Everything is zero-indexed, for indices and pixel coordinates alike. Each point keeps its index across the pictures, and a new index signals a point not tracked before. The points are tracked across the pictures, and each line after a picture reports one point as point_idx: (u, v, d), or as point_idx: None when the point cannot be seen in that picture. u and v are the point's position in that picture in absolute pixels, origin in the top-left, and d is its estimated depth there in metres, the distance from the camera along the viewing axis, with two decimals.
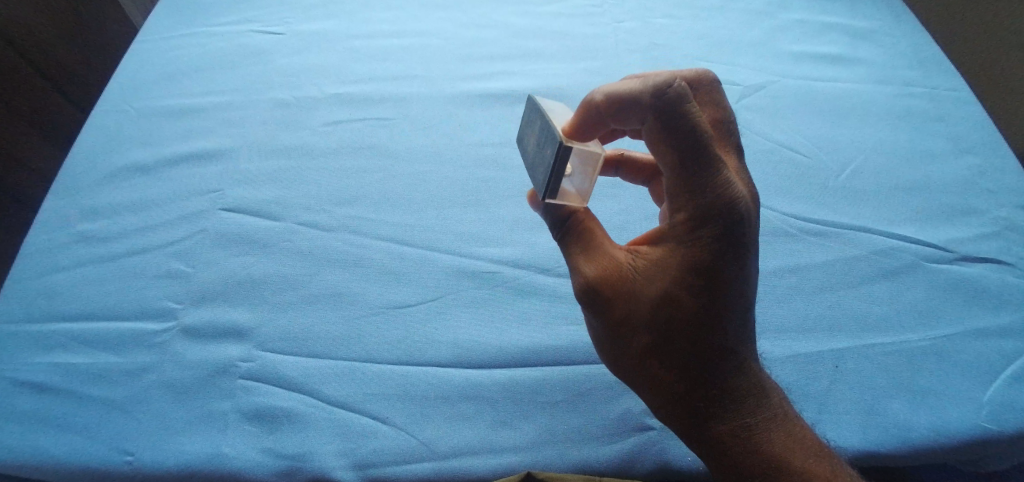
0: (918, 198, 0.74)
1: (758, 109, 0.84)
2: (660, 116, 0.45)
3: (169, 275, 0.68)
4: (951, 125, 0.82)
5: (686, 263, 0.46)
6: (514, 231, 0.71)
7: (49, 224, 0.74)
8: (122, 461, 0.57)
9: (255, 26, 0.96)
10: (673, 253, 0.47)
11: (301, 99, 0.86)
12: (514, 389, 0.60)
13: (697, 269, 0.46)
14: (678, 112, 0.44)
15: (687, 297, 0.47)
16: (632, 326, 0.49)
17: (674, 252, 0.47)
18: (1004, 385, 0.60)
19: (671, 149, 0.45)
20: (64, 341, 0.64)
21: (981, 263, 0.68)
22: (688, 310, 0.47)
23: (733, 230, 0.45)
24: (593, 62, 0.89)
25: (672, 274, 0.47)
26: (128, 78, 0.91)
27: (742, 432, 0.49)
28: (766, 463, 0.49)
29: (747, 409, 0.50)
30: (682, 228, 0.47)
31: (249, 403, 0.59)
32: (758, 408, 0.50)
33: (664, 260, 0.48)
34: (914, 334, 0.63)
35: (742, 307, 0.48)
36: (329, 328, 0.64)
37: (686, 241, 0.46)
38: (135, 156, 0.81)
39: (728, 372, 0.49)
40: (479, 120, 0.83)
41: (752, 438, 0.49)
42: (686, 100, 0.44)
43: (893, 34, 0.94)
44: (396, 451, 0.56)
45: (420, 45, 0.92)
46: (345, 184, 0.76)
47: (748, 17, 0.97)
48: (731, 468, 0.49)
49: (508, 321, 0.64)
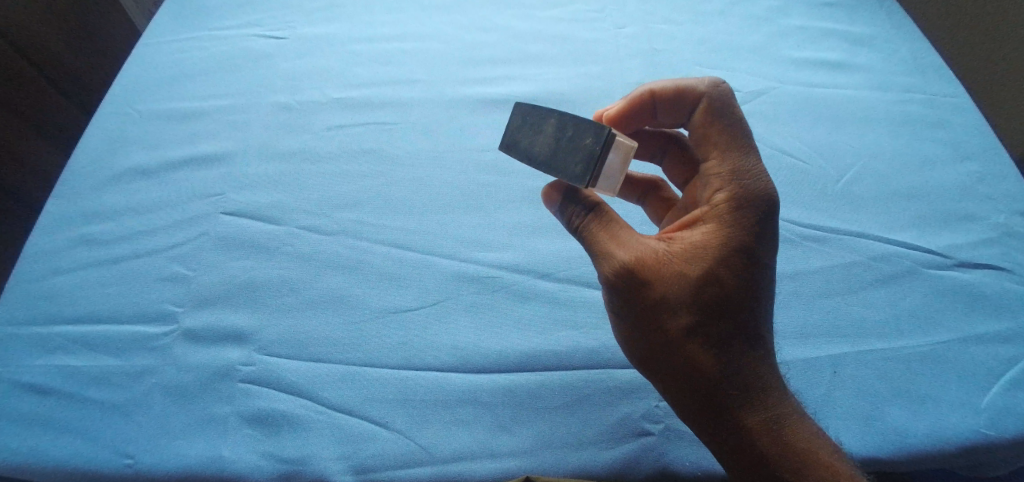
0: (916, 204, 0.75)
1: (758, 115, 0.84)
2: (711, 108, 0.55)
3: (170, 278, 0.69)
4: (950, 131, 0.82)
5: (728, 241, 0.51)
6: (514, 235, 0.71)
7: (52, 227, 0.75)
8: (121, 464, 0.58)
9: (258, 30, 0.97)
10: (713, 235, 0.51)
11: (302, 103, 0.86)
12: (514, 393, 0.60)
13: (737, 248, 0.51)
14: (725, 110, 0.55)
15: (727, 277, 0.51)
16: (668, 309, 0.51)
17: (714, 233, 0.51)
18: (1003, 391, 0.60)
19: (718, 137, 0.55)
20: (65, 343, 0.65)
21: (980, 269, 0.69)
22: (726, 291, 0.51)
23: (765, 216, 0.52)
24: (594, 67, 0.90)
25: (713, 254, 0.51)
26: (131, 81, 0.91)
27: (774, 421, 0.50)
28: (798, 452, 0.49)
29: (778, 398, 0.51)
30: (722, 211, 0.52)
31: (249, 406, 0.59)
32: (786, 399, 0.52)
33: (704, 242, 0.51)
34: (912, 340, 0.64)
35: (767, 298, 0.52)
36: (330, 332, 0.64)
37: (729, 220, 0.51)
38: (137, 159, 0.81)
39: (757, 359, 0.52)
40: (480, 124, 0.83)
41: (783, 428, 0.50)
42: (731, 101, 0.56)
43: (892, 40, 0.94)
44: (396, 455, 0.57)
45: (422, 50, 0.92)
46: (346, 188, 0.76)
47: (748, 22, 0.97)
48: (763, 455, 0.50)
49: (508, 326, 0.64)
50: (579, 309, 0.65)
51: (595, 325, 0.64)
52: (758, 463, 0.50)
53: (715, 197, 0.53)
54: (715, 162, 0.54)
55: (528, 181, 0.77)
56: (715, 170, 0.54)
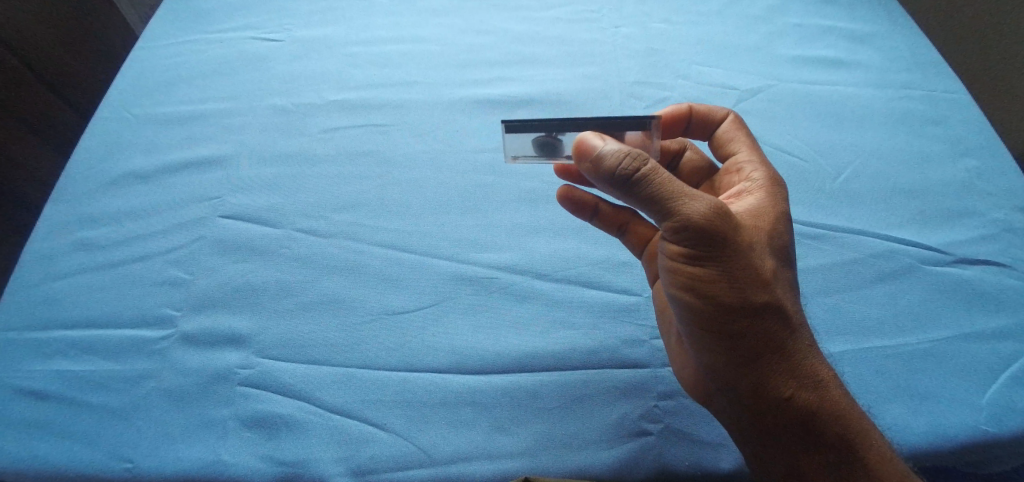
0: (916, 201, 0.75)
1: (756, 114, 0.84)
2: (739, 122, 0.68)
3: (169, 282, 0.69)
4: (949, 128, 0.82)
5: (780, 207, 0.58)
6: (513, 235, 0.71)
7: (50, 231, 0.75)
8: (120, 468, 0.58)
9: (255, 33, 0.97)
10: (767, 201, 0.58)
11: (301, 105, 0.86)
12: (513, 393, 0.60)
13: (787, 212, 0.59)
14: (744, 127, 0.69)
15: (786, 233, 0.57)
16: (751, 254, 0.52)
17: (767, 200, 0.59)
18: (1004, 387, 0.60)
19: (749, 139, 0.66)
20: (62, 348, 0.65)
21: (979, 265, 0.69)
22: (787, 246, 0.56)
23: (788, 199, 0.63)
24: (592, 67, 0.90)
25: (773, 213, 0.57)
26: (129, 85, 0.91)
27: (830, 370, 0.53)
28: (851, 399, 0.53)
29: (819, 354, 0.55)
30: (769, 184, 0.60)
31: (248, 409, 0.59)
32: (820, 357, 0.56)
33: (762, 206, 0.58)
34: (913, 337, 0.63)
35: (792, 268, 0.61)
36: (329, 334, 0.64)
37: (775, 190, 0.60)
38: (136, 163, 0.81)
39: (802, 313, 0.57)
40: (479, 125, 0.83)
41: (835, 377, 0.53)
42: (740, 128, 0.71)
43: (890, 37, 0.94)
44: (395, 457, 0.57)
45: (419, 52, 0.92)
46: (344, 190, 0.76)
47: (746, 21, 0.97)
48: (833, 402, 0.51)
49: (507, 326, 0.64)
50: (578, 309, 0.65)
51: (593, 325, 0.64)
52: (832, 407, 0.51)
53: (755, 175, 0.62)
54: (748, 154, 0.65)
55: (526, 182, 0.77)
56: (750, 158, 0.64)
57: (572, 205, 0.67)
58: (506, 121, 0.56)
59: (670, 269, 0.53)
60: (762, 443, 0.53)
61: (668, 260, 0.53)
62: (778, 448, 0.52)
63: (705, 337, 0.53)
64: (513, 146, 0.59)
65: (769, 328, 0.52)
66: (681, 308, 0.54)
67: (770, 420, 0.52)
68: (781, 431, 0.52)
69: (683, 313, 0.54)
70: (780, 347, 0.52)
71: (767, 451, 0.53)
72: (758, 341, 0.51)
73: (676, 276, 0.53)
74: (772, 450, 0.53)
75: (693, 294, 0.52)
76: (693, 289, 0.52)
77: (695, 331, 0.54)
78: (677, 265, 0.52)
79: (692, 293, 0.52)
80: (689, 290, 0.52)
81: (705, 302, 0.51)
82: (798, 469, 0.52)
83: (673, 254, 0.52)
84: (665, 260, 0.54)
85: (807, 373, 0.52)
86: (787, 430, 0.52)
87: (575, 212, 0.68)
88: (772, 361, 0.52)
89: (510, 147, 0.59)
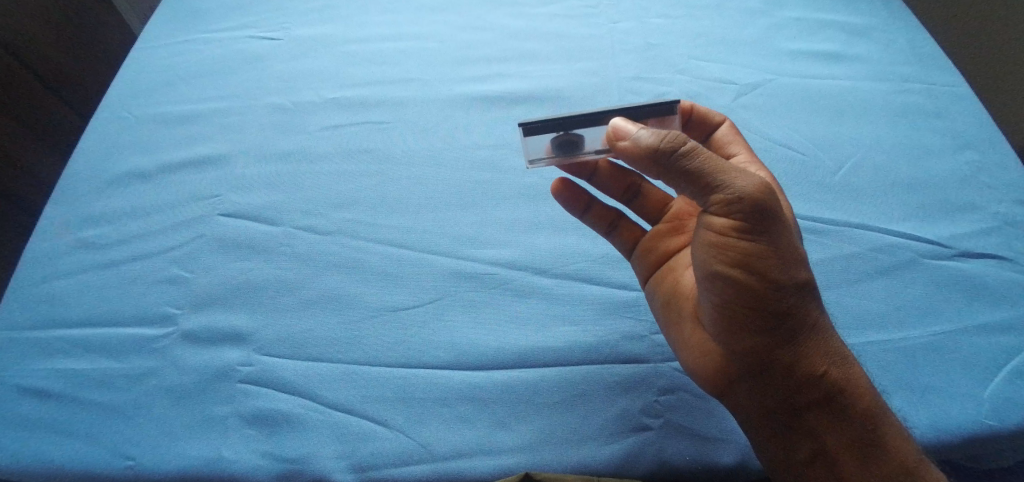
0: (916, 195, 0.74)
1: (755, 108, 0.84)
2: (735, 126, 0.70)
3: (169, 280, 0.69)
4: (949, 121, 0.82)
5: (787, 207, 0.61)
6: (512, 232, 0.71)
7: (50, 231, 0.75)
8: (122, 466, 0.58)
9: (253, 32, 0.97)
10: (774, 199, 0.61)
11: (299, 103, 0.86)
12: (513, 389, 0.60)
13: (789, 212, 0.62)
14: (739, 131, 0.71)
15: (795, 228, 0.59)
16: (792, 232, 0.52)
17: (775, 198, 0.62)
18: (1006, 380, 0.60)
19: (746, 143, 0.69)
20: (63, 346, 0.65)
21: (980, 258, 0.68)
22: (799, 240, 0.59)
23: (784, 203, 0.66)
24: (590, 62, 0.89)
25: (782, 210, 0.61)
26: (128, 85, 0.91)
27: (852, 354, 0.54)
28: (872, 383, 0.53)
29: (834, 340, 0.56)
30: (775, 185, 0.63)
31: (248, 406, 0.60)
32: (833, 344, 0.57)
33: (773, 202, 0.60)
34: (914, 331, 0.63)
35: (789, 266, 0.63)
36: (328, 331, 0.64)
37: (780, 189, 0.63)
38: (135, 162, 0.81)
39: None
40: (477, 121, 0.83)
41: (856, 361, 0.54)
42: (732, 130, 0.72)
43: (891, 30, 0.94)
44: (395, 453, 0.57)
45: (417, 49, 0.92)
46: (343, 187, 0.76)
47: (744, 15, 0.97)
48: (860, 383, 0.52)
49: (506, 322, 0.64)
50: (578, 304, 0.65)
51: (593, 321, 0.64)
52: (860, 388, 0.52)
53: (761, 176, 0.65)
54: (748, 157, 0.67)
55: (526, 178, 0.76)
56: (750, 160, 0.67)
57: (567, 200, 0.67)
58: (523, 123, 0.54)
59: (712, 247, 0.51)
60: (790, 427, 0.53)
61: (710, 237, 0.51)
62: (806, 432, 0.52)
63: (747, 318, 0.51)
64: (533, 147, 0.57)
65: (809, 307, 0.52)
66: (723, 289, 0.52)
67: (802, 402, 0.52)
68: (812, 413, 0.52)
69: (725, 294, 0.52)
70: (816, 328, 0.52)
71: (795, 436, 0.52)
72: (798, 320, 0.51)
73: (722, 254, 0.51)
74: (800, 434, 0.52)
75: (743, 271, 0.50)
76: (743, 266, 0.50)
77: (735, 312, 0.52)
78: (724, 241, 0.50)
79: (740, 271, 0.50)
80: (738, 267, 0.50)
81: (754, 280, 0.50)
82: (826, 452, 0.51)
83: (720, 230, 0.50)
84: (706, 237, 0.52)
85: (837, 355, 0.52)
86: (816, 411, 0.52)
87: (569, 206, 0.68)
88: (808, 341, 0.52)
89: (531, 149, 0.57)
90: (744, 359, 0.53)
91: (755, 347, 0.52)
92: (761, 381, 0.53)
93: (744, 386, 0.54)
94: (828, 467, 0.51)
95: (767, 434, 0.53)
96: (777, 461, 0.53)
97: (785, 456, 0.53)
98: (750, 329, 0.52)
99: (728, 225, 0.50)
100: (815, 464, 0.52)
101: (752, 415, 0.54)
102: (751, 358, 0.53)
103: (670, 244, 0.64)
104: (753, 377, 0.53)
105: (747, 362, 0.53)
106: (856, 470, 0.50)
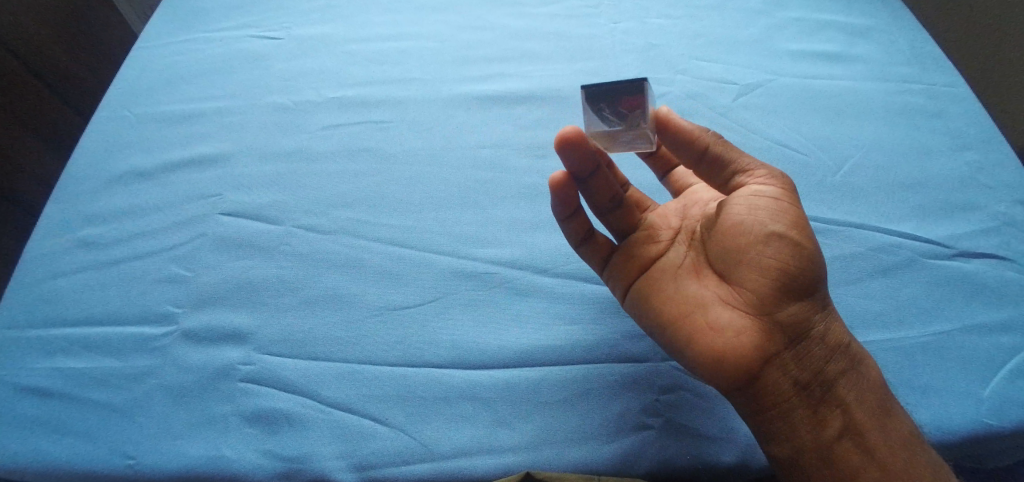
0: (916, 195, 0.74)
1: (756, 108, 0.84)
2: None
3: (169, 279, 0.69)
4: (949, 122, 0.82)
5: None
6: (512, 231, 0.71)
7: (50, 230, 0.75)
8: (121, 464, 0.58)
9: (254, 31, 0.97)
10: None
11: (300, 102, 0.86)
12: (514, 388, 0.60)
13: None
14: None
15: None
16: None
17: None
18: (1005, 380, 0.60)
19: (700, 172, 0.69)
20: (64, 345, 0.65)
21: (980, 258, 0.68)
22: None
23: None
24: (590, 62, 0.89)
25: None
26: (129, 84, 0.91)
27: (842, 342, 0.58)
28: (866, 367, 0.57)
29: None
30: None
31: (248, 405, 0.60)
32: None
33: None
34: (913, 330, 0.63)
35: None
36: (329, 330, 0.64)
37: None
38: (136, 161, 0.81)
39: None
40: (478, 121, 0.83)
41: None
42: None
43: (890, 31, 0.94)
44: (395, 452, 0.57)
45: (418, 48, 0.92)
46: (343, 186, 0.76)
47: (745, 16, 0.97)
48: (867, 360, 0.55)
49: (507, 321, 0.64)
50: (578, 303, 0.65)
51: (593, 320, 0.64)
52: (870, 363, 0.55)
53: None
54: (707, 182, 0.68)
55: (526, 178, 0.77)
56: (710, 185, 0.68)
57: (556, 199, 0.60)
58: (585, 88, 0.55)
59: (767, 211, 0.53)
60: (817, 402, 0.52)
61: (763, 202, 0.54)
62: (833, 406, 0.52)
63: (801, 280, 0.52)
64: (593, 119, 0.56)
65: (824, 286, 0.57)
66: (782, 251, 0.52)
67: (830, 373, 0.53)
68: (838, 386, 0.52)
69: (783, 256, 0.52)
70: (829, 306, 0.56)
71: (823, 411, 0.52)
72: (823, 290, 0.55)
73: (778, 216, 0.53)
74: (828, 408, 0.52)
75: (798, 233, 0.53)
76: (799, 228, 0.53)
77: (791, 275, 0.52)
78: (779, 205, 0.54)
79: (797, 232, 0.53)
80: (796, 228, 0.53)
81: (807, 243, 0.53)
82: (858, 427, 0.51)
83: (776, 196, 0.54)
84: (758, 203, 0.54)
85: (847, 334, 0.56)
86: (846, 384, 0.53)
87: (555, 207, 0.61)
88: (832, 315, 0.55)
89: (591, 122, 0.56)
90: (784, 330, 0.52)
91: (796, 315, 0.53)
92: (795, 353, 0.52)
93: (778, 362, 0.52)
94: (858, 440, 0.51)
95: (798, 411, 0.52)
96: (806, 442, 0.51)
97: (817, 433, 0.51)
98: (797, 294, 0.52)
99: (778, 192, 0.54)
100: (844, 439, 0.51)
101: (785, 393, 0.52)
102: (791, 328, 0.52)
103: (648, 249, 0.60)
104: (789, 350, 0.52)
105: (784, 334, 0.52)
106: (884, 439, 0.51)
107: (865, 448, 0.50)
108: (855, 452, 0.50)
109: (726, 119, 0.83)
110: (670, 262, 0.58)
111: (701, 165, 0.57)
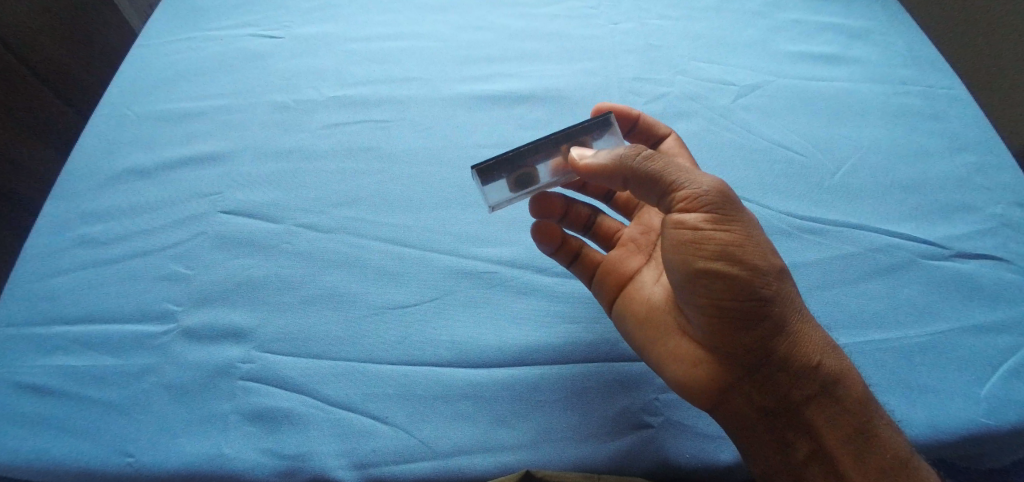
0: (914, 196, 0.75)
1: (755, 109, 0.84)
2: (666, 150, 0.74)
3: (169, 276, 0.69)
4: (946, 123, 0.83)
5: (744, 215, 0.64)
6: (512, 230, 0.71)
7: (50, 228, 0.75)
8: (121, 462, 0.58)
9: (253, 30, 0.97)
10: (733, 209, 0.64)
11: (301, 101, 0.86)
12: (514, 386, 0.60)
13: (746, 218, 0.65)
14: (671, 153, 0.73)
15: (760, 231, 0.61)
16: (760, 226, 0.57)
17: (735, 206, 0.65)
18: (1004, 378, 0.60)
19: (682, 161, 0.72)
20: (62, 343, 0.65)
21: (978, 259, 0.69)
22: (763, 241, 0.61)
23: None
24: (590, 63, 0.90)
25: None
26: (129, 82, 0.91)
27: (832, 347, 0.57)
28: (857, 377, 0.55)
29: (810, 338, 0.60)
30: None
31: (249, 403, 0.60)
32: None
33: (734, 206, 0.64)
34: (912, 331, 0.64)
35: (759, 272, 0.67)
36: (329, 328, 0.64)
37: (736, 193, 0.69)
38: (136, 159, 0.81)
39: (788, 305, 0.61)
40: (477, 121, 0.83)
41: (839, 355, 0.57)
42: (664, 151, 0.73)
43: (889, 33, 0.95)
44: (396, 450, 0.57)
45: (418, 48, 0.93)
46: (344, 185, 0.76)
47: (744, 17, 0.97)
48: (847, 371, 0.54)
49: (508, 320, 0.64)
50: (578, 303, 0.65)
51: (593, 319, 0.64)
52: (849, 377, 0.53)
53: None
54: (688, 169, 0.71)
55: None
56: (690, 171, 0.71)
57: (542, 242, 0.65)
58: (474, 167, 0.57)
59: (690, 246, 0.54)
60: (785, 427, 0.54)
61: (686, 237, 0.54)
62: (801, 432, 0.54)
63: (732, 312, 0.53)
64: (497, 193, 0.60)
65: (787, 292, 0.55)
66: (707, 286, 0.54)
67: (793, 398, 0.54)
68: (804, 412, 0.54)
69: (713, 289, 0.53)
70: (801, 320, 0.55)
71: (789, 436, 0.54)
72: (781, 307, 0.54)
73: (701, 248, 0.53)
74: (795, 434, 0.54)
75: (725, 261, 0.53)
76: (724, 255, 0.53)
77: (720, 308, 0.54)
78: (702, 237, 0.54)
79: (722, 261, 0.53)
80: (721, 258, 0.53)
81: (735, 271, 0.53)
82: (826, 450, 0.53)
83: (695, 226, 0.54)
84: (680, 238, 0.55)
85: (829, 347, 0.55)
86: (811, 407, 0.54)
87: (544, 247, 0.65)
88: (794, 333, 0.54)
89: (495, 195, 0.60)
90: (737, 357, 0.55)
91: (746, 344, 0.54)
92: (752, 379, 0.55)
93: (735, 389, 0.55)
94: (829, 465, 0.53)
95: (765, 436, 0.55)
96: (776, 465, 0.54)
97: (784, 456, 0.54)
98: (737, 323, 0.54)
99: (703, 219, 0.54)
100: (813, 463, 0.53)
101: (750, 418, 0.55)
102: (742, 355, 0.55)
103: (626, 270, 0.65)
104: (746, 376, 0.55)
105: (737, 360, 0.55)
106: (853, 462, 0.52)
107: (835, 472, 0.53)
108: (824, 476, 0.53)
109: (726, 120, 0.83)
110: (642, 287, 0.63)
111: (632, 187, 0.58)
